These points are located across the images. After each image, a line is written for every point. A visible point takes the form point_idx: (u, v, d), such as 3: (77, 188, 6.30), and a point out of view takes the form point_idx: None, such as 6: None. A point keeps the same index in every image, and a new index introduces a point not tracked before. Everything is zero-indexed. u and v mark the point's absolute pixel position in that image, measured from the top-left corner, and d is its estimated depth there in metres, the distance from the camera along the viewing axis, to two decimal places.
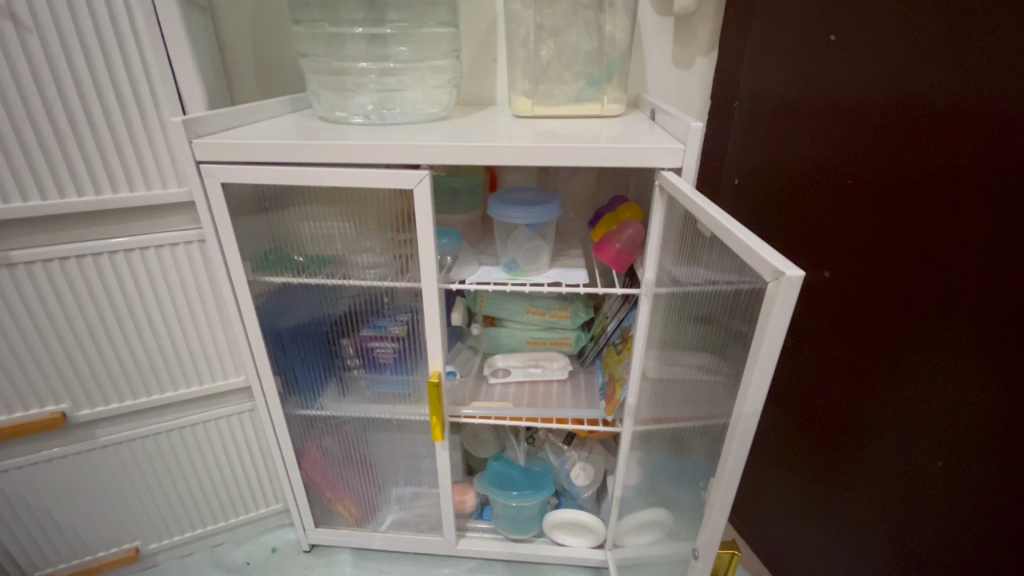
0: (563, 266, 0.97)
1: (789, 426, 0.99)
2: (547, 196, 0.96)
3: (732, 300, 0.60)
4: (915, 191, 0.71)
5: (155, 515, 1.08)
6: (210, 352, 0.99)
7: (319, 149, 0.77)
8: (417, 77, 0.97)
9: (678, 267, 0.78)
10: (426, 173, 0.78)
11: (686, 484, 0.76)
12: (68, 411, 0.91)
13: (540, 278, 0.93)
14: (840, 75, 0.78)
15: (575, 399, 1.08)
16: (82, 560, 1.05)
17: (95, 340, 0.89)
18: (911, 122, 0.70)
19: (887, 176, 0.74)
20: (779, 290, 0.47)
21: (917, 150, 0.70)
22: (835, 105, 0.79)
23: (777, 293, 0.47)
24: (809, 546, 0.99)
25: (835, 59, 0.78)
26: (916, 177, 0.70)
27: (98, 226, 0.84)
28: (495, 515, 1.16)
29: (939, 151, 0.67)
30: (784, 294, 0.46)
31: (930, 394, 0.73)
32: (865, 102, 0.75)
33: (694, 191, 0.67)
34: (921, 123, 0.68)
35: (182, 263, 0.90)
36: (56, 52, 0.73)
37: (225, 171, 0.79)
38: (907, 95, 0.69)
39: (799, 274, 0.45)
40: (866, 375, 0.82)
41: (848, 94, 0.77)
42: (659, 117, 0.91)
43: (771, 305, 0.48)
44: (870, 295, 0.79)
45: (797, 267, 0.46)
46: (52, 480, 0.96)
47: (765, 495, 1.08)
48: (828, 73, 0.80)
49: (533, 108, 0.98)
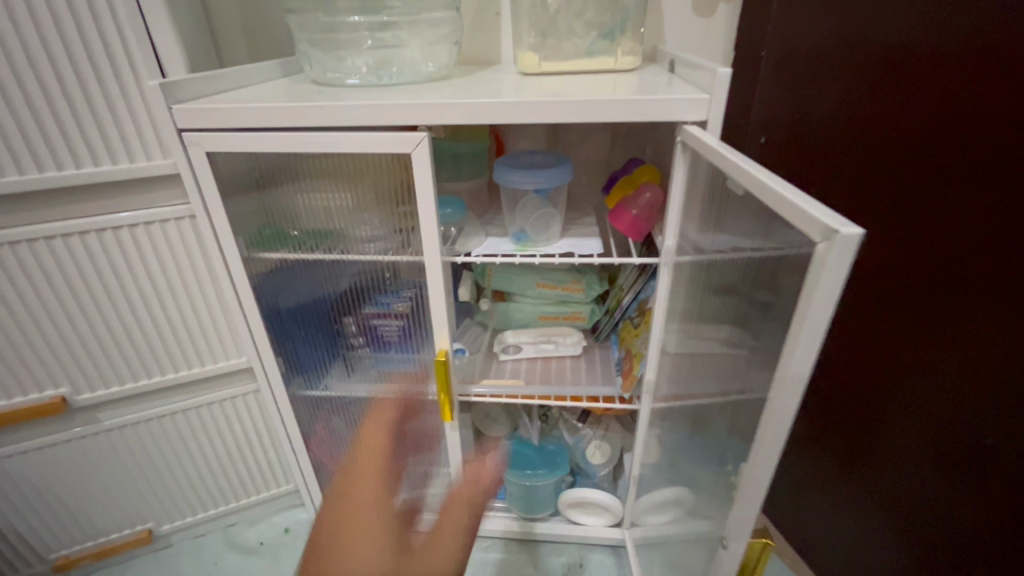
0: (575, 236, 0.90)
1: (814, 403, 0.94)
2: (552, 158, 0.90)
3: (771, 264, 0.52)
4: (966, 147, 0.64)
5: (166, 497, 1.07)
6: (209, 333, 0.94)
7: (310, 112, 0.71)
8: (414, 31, 0.90)
9: (703, 233, 0.71)
10: (425, 135, 0.71)
11: (710, 462, 0.71)
12: (68, 396, 0.89)
13: (551, 249, 0.86)
14: (879, 16, 0.69)
15: (590, 374, 1.03)
16: (96, 542, 1.05)
17: (89, 323, 0.86)
18: (965, 70, 0.62)
19: (935, 137, 0.67)
20: (830, 254, 0.40)
21: (969, 106, 0.63)
22: (875, 50, 0.71)
23: (829, 256, 0.40)
24: (831, 527, 0.96)
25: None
26: (967, 131, 0.64)
27: (82, 201, 0.79)
28: (509, 496, 1.12)
29: (997, 107, 0.60)
30: (836, 256, 0.39)
31: (975, 375, 0.68)
32: (911, 48, 0.67)
33: (722, 145, 0.60)
34: (977, 70, 0.61)
35: (174, 240, 0.85)
36: (20, 13, 0.67)
37: (209, 139, 0.73)
38: (960, 43, 0.62)
39: (857, 231, 0.38)
40: (900, 356, 0.77)
41: (890, 37, 0.69)
42: (679, 69, 0.84)
43: (820, 270, 0.41)
44: (913, 262, 0.73)
45: (853, 225, 0.38)
46: (59, 465, 0.94)
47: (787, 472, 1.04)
48: (862, 14, 0.71)
49: (540, 64, 0.90)
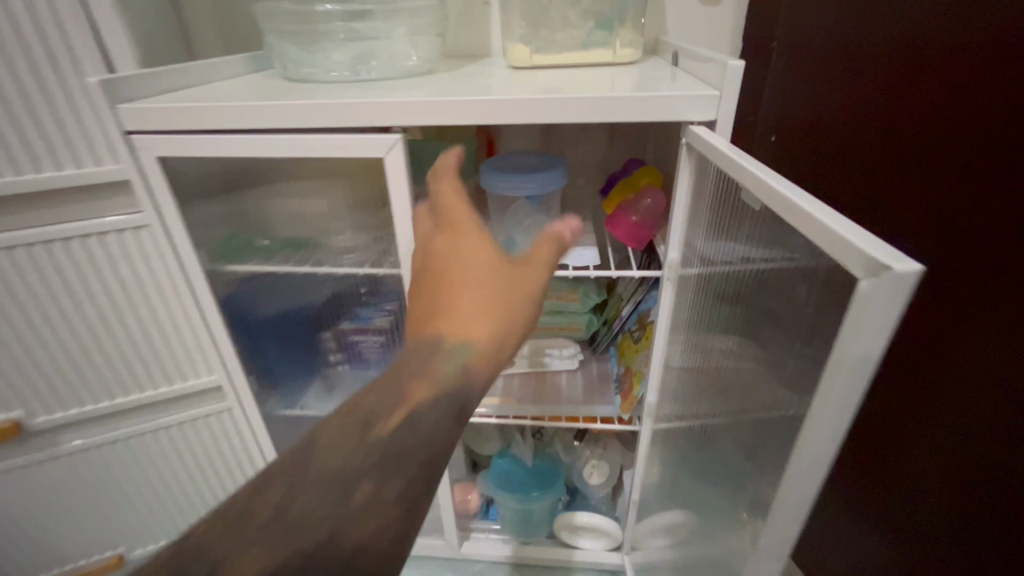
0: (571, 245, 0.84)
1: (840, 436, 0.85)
2: (545, 160, 0.82)
3: (794, 287, 0.45)
4: (992, 134, 0.56)
5: (136, 521, 1.01)
6: (176, 351, 0.86)
7: (271, 113, 0.63)
8: (392, 21, 0.83)
9: (713, 244, 0.64)
10: (398, 138, 0.63)
11: (720, 500, 0.64)
12: (22, 420, 0.82)
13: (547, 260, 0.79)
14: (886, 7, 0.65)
15: (587, 391, 0.96)
16: (62, 570, 0.99)
17: (40, 343, 0.78)
18: (979, 52, 0.55)
19: (952, 142, 0.60)
20: (872, 297, 0.30)
21: (999, 108, 0.54)
22: (883, 43, 0.66)
23: (872, 298, 0.30)
24: None
25: None
26: (989, 118, 0.56)
27: (23, 211, 0.70)
28: (501, 517, 1.06)
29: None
30: (884, 300, 0.29)
31: (991, 420, 0.60)
32: (920, 36, 0.61)
33: (735, 148, 0.52)
34: (993, 50, 0.54)
35: (132, 252, 0.76)
36: None
37: (162, 143, 0.65)
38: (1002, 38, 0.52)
39: (913, 268, 0.28)
40: (914, 391, 0.70)
41: (897, 28, 0.63)
42: (684, 62, 0.76)
43: (859, 315, 0.31)
44: (943, 274, 0.64)
45: (906, 258, 0.28)
46: (16, 492, 0.88)
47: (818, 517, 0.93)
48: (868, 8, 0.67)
49: (532, 58, 0.82)
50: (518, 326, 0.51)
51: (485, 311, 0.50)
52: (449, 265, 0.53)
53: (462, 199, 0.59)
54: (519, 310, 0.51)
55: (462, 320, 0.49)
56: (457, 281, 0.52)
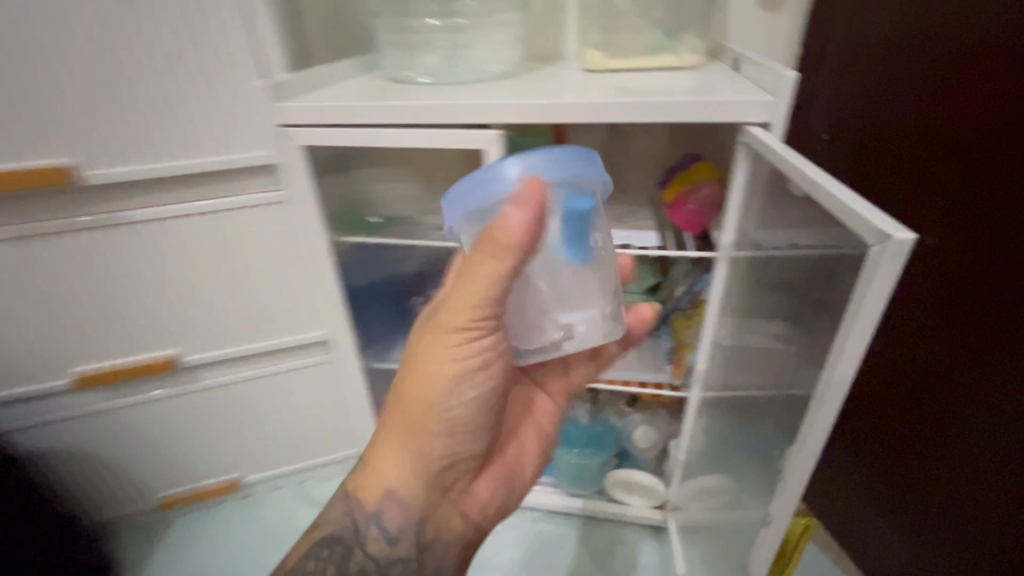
0: (600, 279, 0.60)
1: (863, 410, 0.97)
2: (577, 164, 0.54)
3: (833, 266, 0.57)
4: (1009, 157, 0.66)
5: (253, 451, 1.21)
6: (294, 310, 1.03)
7: (394, 109, 0.78)
8: (485, 31, 0.94)
9: (762, 232, 0.75)
10: (500, 132, 0.77)
11: (761, 448, 0.77)
12: (177, 356, 1.02)
13: (548, 328, 0.62)
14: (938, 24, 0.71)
15: (640, 360, 1.07)
16: (194, 485, 1.21)
17: (192, 295, 0.97)
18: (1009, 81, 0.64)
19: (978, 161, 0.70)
20: (883, 256, 0.43)
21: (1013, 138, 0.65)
22: (933, 58, 0.72)
23: (882, 258, 0.44)
24: (866, 524, 1.02)
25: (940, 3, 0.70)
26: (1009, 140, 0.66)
27: (189, 186, 0.87)
28: (557, 470, 1.18)
29: (988, 131, 0.68)
30: (889, 258, 0.43)
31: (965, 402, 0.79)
32: (962, 56, 0.69)
33: (784, 146, 0.63)
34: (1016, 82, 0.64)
35: (264, 225, 0.92)
36: (145, 26, 0.74)
37: (309, 135, 0.81)
38: (964, 82, 0.69)
39: (910, 237, 0.42)
40: (905, 370, 0.87)
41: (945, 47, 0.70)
42: (743, 67, 0.85)
43: (873, 272, 0.45)
44: (958, 272, 0.76)
45: (907, 228, 0.42)
46: (169, 415, 1.10)
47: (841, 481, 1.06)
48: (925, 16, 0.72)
49: (605, 62, 0.93)
50: (446, 442, 0.64)
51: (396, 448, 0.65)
52: (393, 415, 0.65)
53: (414, 335, 0.66)
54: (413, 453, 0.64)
55: (398, 472, 0.65)
56: (389, 436, 0.65)
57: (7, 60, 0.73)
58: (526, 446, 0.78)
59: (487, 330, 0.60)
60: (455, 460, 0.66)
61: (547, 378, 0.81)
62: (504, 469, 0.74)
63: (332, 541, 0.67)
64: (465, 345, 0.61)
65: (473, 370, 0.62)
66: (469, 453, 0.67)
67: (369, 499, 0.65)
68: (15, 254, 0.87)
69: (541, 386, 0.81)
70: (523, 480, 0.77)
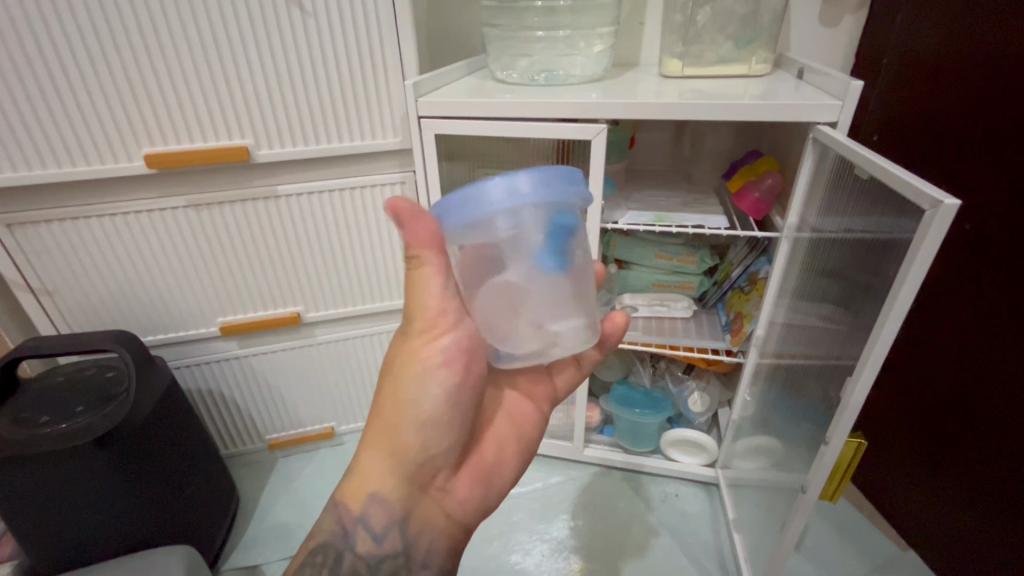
0: (577, 288, 0.63)
1: (895, 378, 1.10)
2: (563, 186, 0.56)
3: (884, 238, 0.71)
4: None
5: (349, 402, 1.39)
6: (402, 275, 1.21)
7: (511, 106, 0.93)
8: (581, 40, 1.10)
9: (822, 216, 0.89)
10: (604, 127, 0.92)
11: (810, 398, 0.91)
12: (301, 313, 1.20)
13: (530, 338, 0.62)
14: (975, 43, 0.84)
15: (700, 331, 1.21)
16: (297, 430, 1.39)
17: (323, 259, 1.15)
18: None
19: (1005, 158, 0.83)
20: (935, 217, 0.58)
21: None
22: (970, 71, 0.85)
23: (934, 219, 0.58)
24: (894, 483, 1.15)
25: (978, 24, 0.83)
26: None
27: (335, 165, 1.05)
28: (616, 431, 1.34)
29: (1012, 132, 0.81)
30: (940, 220, 0.57)
31: (984, 366, 0.91)
32: (995, 69, 0.82)
33: (850, 140, 0.77)
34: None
35: (388, 200, 1.11)
36: (321, 33, 0.91)
37: (441, 125, 0.97)
38: (995, 92, 0.82)
39: (955, 203, 0.56)
40: (934, 339, 1.00)
41: (982, 61, 0.83)
42: (808, 76, 0.99)
43: (928, 231, 0.59)
44: (982, 252, 0.89)
45: (953, 197, 0.56)
46: (287, 365, 1.28)
47: (873, 445, 1.19)
48: (964, 36, 0.85)
49: (682, 70, 1.09)
50: (417, 440, 0.62)
51: (371, 449, 0.64)
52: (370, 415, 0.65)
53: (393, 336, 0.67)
54: (384, 452, 0.63)
55: (375, 473, 0.64)
56: (366, 438, 0.65)
57: (213, 58, 0.91)
58: (508, 455, 0.72)
59: (447, 326, 0.61)
60: (426, 459, 0.63)
61: (532, 384, 0.77)
62: (484, 472, 0.69)
63: (324, 548, 0.65)
64: (428, 337, 0.61)
65: (436, 365, 0.61)
66: (441, 451, 0.64)
67: (352, 499, 0.64)
68: (188, 220, 1.05)
69: (525, 391, 0.77)
70: (506, 485, 0.72)
